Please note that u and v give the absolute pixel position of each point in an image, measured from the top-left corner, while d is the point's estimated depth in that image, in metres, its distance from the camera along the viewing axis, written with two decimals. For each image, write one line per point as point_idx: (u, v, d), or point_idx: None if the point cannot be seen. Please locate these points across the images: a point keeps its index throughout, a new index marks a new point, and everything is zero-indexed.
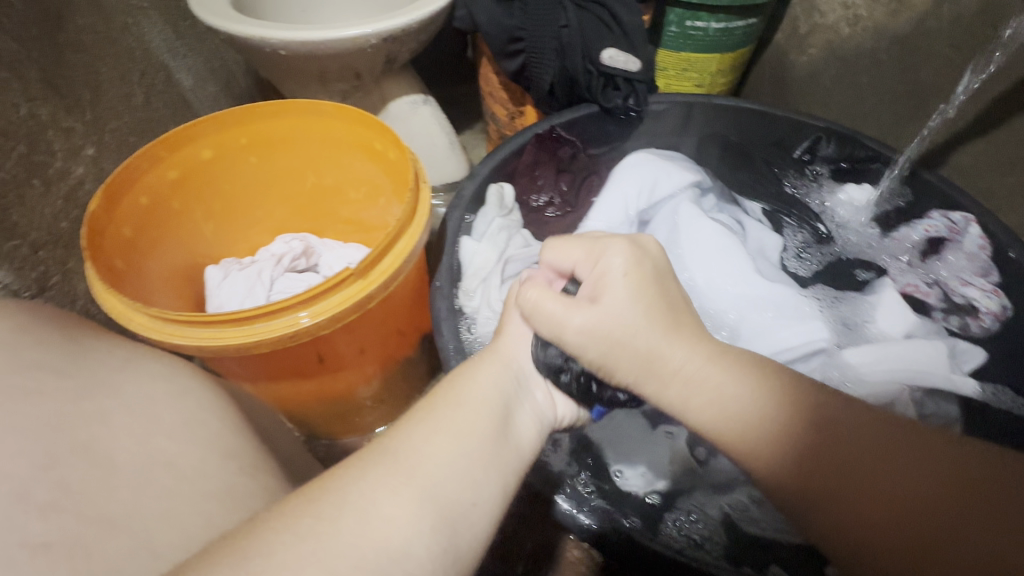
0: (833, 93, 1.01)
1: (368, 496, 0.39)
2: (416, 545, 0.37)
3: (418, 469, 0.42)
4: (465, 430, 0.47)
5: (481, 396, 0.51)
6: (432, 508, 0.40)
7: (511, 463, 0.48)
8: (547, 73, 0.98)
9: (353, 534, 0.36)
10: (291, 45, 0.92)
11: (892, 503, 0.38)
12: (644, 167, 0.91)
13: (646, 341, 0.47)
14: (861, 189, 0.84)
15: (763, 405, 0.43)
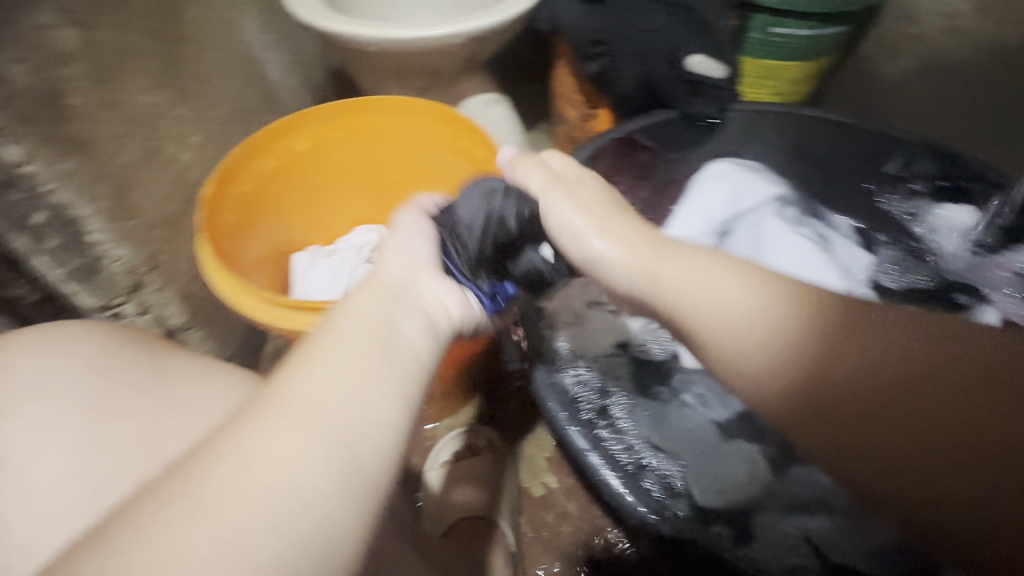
0: (921, 107, 1.07)
1: (232, 459, 0.32)
2: (310, 479, 0.32)
3: (295, 408, 0.35)
4: (343, 351, 0.39)
5: (355, 314, 0.43)
6: (328, 445, 0.34)
7: (411, 370, 0.41)
8: (628, 77, 0.95)
9: (228, 508, 0.30)
10: (379, 42, 0.94)
11: (868, 408, 0.39)
12: (731, 175, 0.84)
13: (613, 216, 0.54)
14: (962, 212, 0.82)
15: (757, 317, 0.44)
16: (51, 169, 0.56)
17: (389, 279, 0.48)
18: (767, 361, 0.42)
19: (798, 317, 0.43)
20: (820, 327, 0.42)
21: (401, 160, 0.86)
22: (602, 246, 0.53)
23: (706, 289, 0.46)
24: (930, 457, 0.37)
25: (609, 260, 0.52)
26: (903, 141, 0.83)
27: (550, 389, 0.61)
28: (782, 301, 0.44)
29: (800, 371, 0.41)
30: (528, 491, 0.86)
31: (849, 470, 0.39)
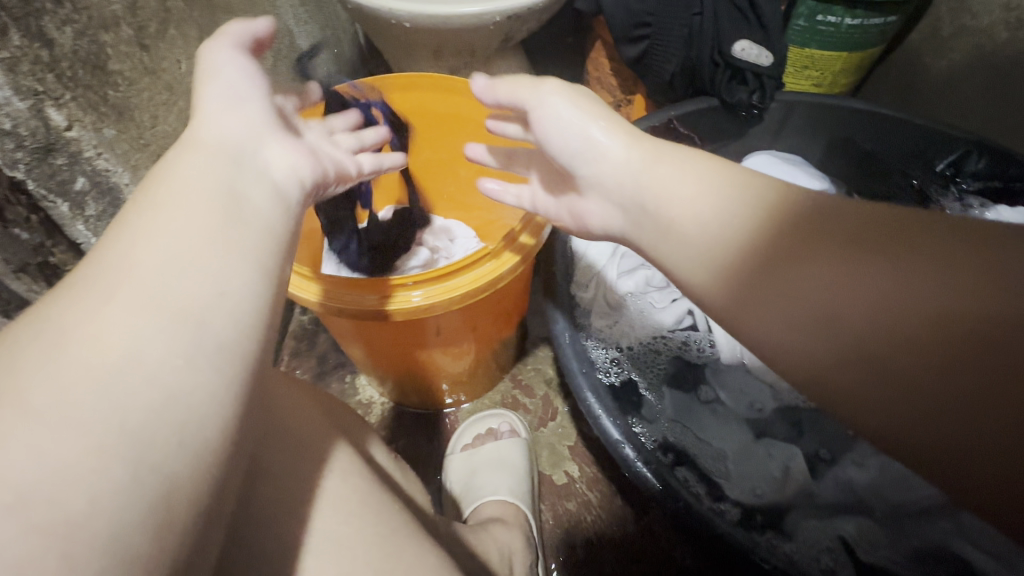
0: (975, 102, 0.99)
1: (34, 369, 0.27)
2: (151, 351, 0.29)
3: (121, 283, 0.30)
4: (165, 215, 0.33)
5: (176, 182, 0.35)
6: (162, 322, 0.29)
7: (259, 225, 0.36)
8: (670, 62, 0.93)
9: (40, 429, 0.26)
10: (415, 19, 0.92)
11: (831, 308, 0.36)
12: (771, 169, 0.82)
13: (592, 135, 0.49)
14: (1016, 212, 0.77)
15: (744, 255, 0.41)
16: (93, 134, 0.56)
17: (220, 136, 0.40)
18: (725, 265, 0.41)
19: (794, 242, 0.39)
20: (792, 240, 0.39)
21: (433, 135, 0.84)
22: (599, 147, 0.49)
23: (671, 199, 0.45)
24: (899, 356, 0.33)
25: (603, 155, 0.49)
26: (955, 138, 0.80)
27: (587, 374, 0.61)
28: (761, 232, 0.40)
29: (758, 271, 0.40)
30: (549, 477, 0.86)
31: (806, 371, 0.37)
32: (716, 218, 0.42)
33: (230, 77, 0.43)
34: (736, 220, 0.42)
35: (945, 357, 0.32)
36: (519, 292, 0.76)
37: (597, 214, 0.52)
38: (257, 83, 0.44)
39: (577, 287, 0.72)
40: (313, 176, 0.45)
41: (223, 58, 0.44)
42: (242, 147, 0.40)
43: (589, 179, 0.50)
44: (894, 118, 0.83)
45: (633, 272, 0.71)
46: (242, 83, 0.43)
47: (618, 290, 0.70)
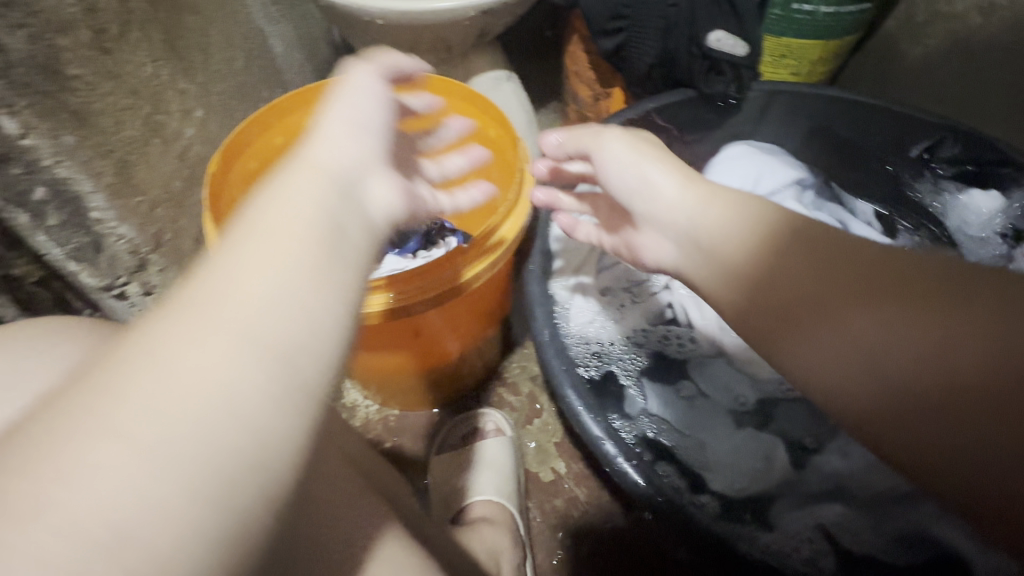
0: (951, 87, 1.00)
1: (124, 386, 0.25)
2: (242, 387, 0.26)
3: (217, 310, 0.27)
4: (258, 238, 0.30)
5: (271, 206, 0.32)
6: (251, 355, 0.26)
7: (353, 261, 0.33)
8: (647, 54, 0.92)
9: (119, 453, 0.23)
10: (389, 15, 0.91)
11: (865, 340, 0.39)
12: (747, 159, 0.81)
13: (651, 174, 0.54)
14: (988, 197, 0.78)
15: (779, 266, 0.45)
16: (52, 142, 0.54)
17: (333, 162, 0.36)
18: (761, 293, 0.45)
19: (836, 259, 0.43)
20: (836, 259, 0.43)
21: None
22: (655, 187, 0.54)
23: (713, 225, 0.49)
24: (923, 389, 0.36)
25: (663, 191, 0.53)
26: (929, 123, 0.80)
27: (568, 371, 0.60)
28: (807, 251, 0.44)
29: (794, 302, 0.43)
30: (536, 475, 0.86)
31: (840, 399, 0.40)
32: (763, 238, 0.46)
33: (357, 104, 0.40)
34: (775, 251, 0.45)
35: (964, 396, 0.35)
36: (500, 289, 0.75)
37: (652, 248, 0.56)
38: (377, 110, 0.41)
39: (557, 283, 0.71)
40: (406, 211, 0.40)
41: (361, 75, 0.43)
42: (349, 175, 0.36)
43: (643, 215, 0.55)
44: (867, 105, 0.83)
45: (611, 268, 0.74)
46: (355, 107, 0.40)
47: (598, 286, 0.72)
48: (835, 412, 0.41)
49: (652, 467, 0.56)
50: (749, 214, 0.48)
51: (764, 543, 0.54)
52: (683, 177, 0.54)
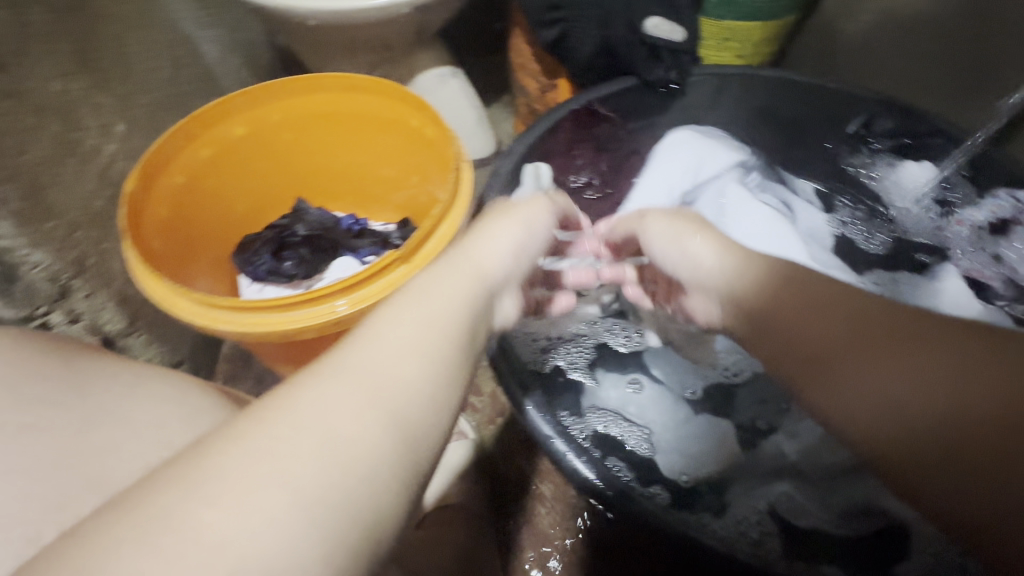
0: (889, 63, 1.01)
1: (295, 432, 0.29)
2: (380, 453, 0.30)
3: (377, 385, 0.33)
4: (409, 321, 0.39)
5: (425, 305, 0.41)
6: (385, 428, 0.31)
7: (450, 357, 0.38)
8: (586, 43, 0.90)
9: (280, 487, 0.27)
10: (320, 16, 0.88)
11: (884, 366, 0.38)
12: (689, 144, 0.80)
13: (691, 247, 0.53)
14: (921, 169, 0.78)
15: (802, 300, 0.44)
16: None
17: (488, 266, 0.48)
18: (776, 323, 0.44)
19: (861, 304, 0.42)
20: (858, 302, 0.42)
21: (354, 140, 0.80)
22: (695, 257, 0.52)
23: (739, 279, 0.48)
24: (936, 419, 0.35)
25: (705, 263, 0.51)
26: (865, 98, 0.79)
27: (513, 372, 0.59)
28: (834, 292, 0.43)
29: (812, 330, 0.42)
30: (501, 475, 0.85)
31: (869, 436, 0.37)
32: (789, 275, 0.47)
33: (511, 226, 0.52)
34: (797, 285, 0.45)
35: (979, 428, 0.33)
36: None
37: (702, 312, 0.53)
38: (545, 235, 0.55)
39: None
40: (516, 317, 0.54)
41: (540, 206, 0.55)
42: (492, 287, 0.48)
43: (685, 278, 0.53)
44: (806, 85, 0.82)
45: None
46: (518, 226, 0.52)
47: None
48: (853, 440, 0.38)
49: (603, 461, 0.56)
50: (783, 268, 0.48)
51: (718, 529, 0.53)
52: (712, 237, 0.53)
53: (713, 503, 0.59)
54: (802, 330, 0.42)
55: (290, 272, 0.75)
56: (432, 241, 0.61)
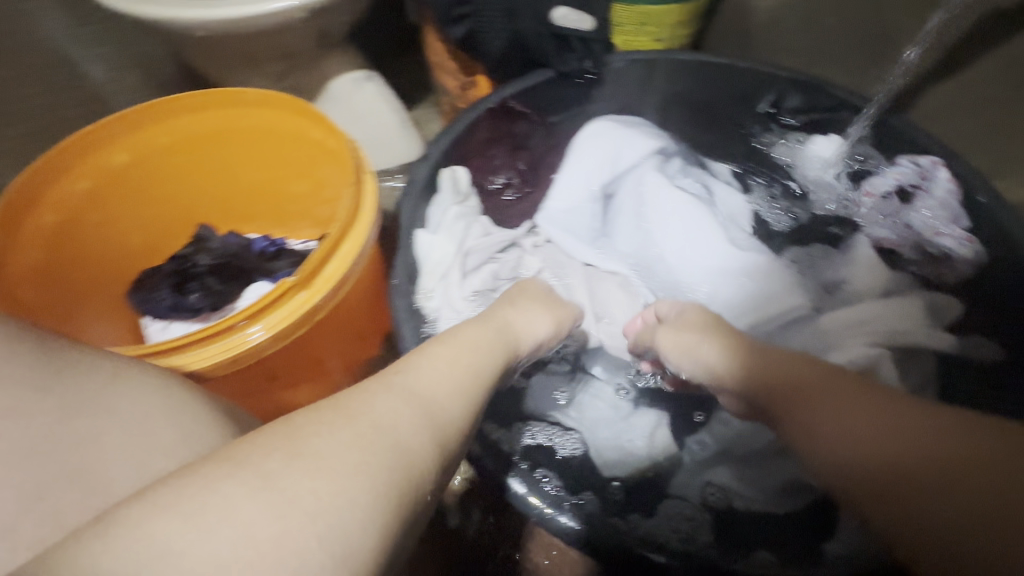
0: (797, 39, 0.99)
1: (363, 414, 0.35)
2: (416, 442, 0.35)
3: (422, 396, 0.40)
4: (442, 360, 0.45)
5: (460, 354, 0.47)
6: (428, 432, 0.37)
7: (475, 391, 0.45)
8: (495, 38, 0.87)
9: (347, 447, 0.32)
10: (206, 27, 0.81)
11: (873, 408, 0.44)
12: (604, 134, 0.78)
13: (705, 351, 0.55)
14: (828, 142, 0.80)
15: (782, 362, 0.51)
16: None
17: (521, 342, 0.56)
18: (763, 380, 0.50)
19: (830, 368, 0.49)
20: (831, 369, 0.48)
21: (254, 157, 0.76)
22: (705, 363, 0.55)
23: (731, 358, 0.53)
24: (925, 442, 0.40)
25: (719, 367, 0.54)
26: (773, 76, 0.80)
27: None
28: (809, 360, 0.50)
29: (808, 380, 0.48)
30: None
31: (839, 472, 0.43)
32: (770, 346, 0.53)
33: (540, 323, 0.59)
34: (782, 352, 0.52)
35: (947, 457, 0.39)
36: (372, 309, 0.70)
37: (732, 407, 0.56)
38: (570, 323, 0.64)
39: (421, 296, 0.70)
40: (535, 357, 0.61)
41: (570, 309, 0.64)
42: (513, 344, 0.54)
43: (700, 377, 0.56)
44: (719, 65, 0.82)
45: (478, 271, 0.73)
46: (544, 316, 0.60)
47: (465, 291, 0.71)
48: (843, 478, 0.42)
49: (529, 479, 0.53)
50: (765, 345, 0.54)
51: (650, 531, 0.53)
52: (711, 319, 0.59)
53: (648, 502, 0.60)
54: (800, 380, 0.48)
55: (195, 305, 0.70)
56: (332, 263, 0.58)
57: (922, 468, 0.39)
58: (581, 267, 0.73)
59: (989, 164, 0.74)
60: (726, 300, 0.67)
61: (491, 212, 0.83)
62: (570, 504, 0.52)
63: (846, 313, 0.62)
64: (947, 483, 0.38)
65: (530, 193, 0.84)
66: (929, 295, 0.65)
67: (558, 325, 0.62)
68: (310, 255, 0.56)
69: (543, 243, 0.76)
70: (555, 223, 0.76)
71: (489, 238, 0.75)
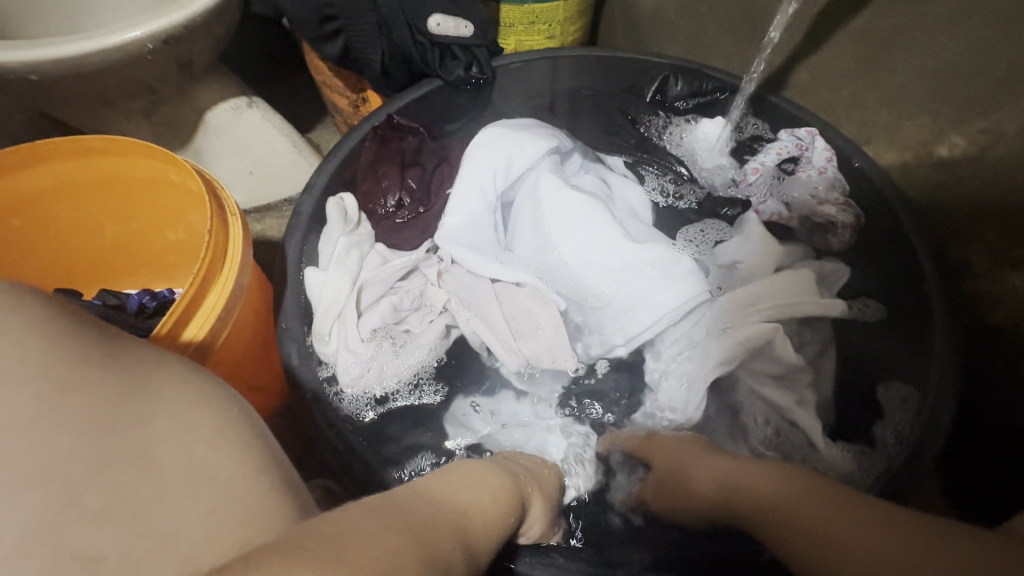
0: (679, 26, 0.96)
1: (397, 514, 0.32)
2: (446, 554, 0.31)
3: (454, 514, 0.36)
4: (467, 483, 0.42)
5: (477, 489, 0.41)
6: (457, 542, 0.33)
7: (501, 516, 0.41)
8: (374, 52, 0.83)
9: (376, 537, 0.28)
10: (39, 68, 0.74)
11: (856, 521, 0.39)
12: (495, 143, 0.77)
13: (702, 506, 0.51)
14: (714, 125, 0.82)
15: (760, 480, 0.47)
16: None
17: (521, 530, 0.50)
18: (746, 505, 0.46)
19: (809, 482, 0.44)
20: (810, 483, 0.44)
21: (114, 206, 0.70)
22: (699, 507, 0.52)
23: (717, 481, 0.50)
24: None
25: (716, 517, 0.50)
26: (654, 65, 0.83)
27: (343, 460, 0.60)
28: (786, 473, 0.46)
29: (806, 523, 0.41)
30: None
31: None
32: (747, 464, 0.49)
33: (534, 526, 0.50)
34: (772, 479, 0.46)
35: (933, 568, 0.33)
36: (261, 354, 0.65)
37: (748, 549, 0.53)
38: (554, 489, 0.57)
39: (318, 342, 0.67)
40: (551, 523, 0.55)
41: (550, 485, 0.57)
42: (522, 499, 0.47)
43: (695, 517, 0.53)
44: (604, 59, 0.85)
45: (375, 306, 0.68)
46: (542, 519, 0.51)
47: (363, 331, 0.66)
48: None
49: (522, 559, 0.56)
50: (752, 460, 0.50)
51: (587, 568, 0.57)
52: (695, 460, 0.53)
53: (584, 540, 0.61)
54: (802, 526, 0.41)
55: None
56: (197, 316, 0.55)
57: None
58: (489, 283, 0.70)
59: (857, 131, 0.76)
60: (632, 296, 0.67)
61: (385, 237, 0.80)
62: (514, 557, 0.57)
63: (740, 293, 0.63)
64: None
65: (424, 212, 0.81)
66: (815, 264, 0.68)
67: (550, 501, 0.53)
68: (174, 304, 0.53)
69: (448, 266, 0.72)
70: (454, 241, 0.73)
71: (386, 267, 0.71)
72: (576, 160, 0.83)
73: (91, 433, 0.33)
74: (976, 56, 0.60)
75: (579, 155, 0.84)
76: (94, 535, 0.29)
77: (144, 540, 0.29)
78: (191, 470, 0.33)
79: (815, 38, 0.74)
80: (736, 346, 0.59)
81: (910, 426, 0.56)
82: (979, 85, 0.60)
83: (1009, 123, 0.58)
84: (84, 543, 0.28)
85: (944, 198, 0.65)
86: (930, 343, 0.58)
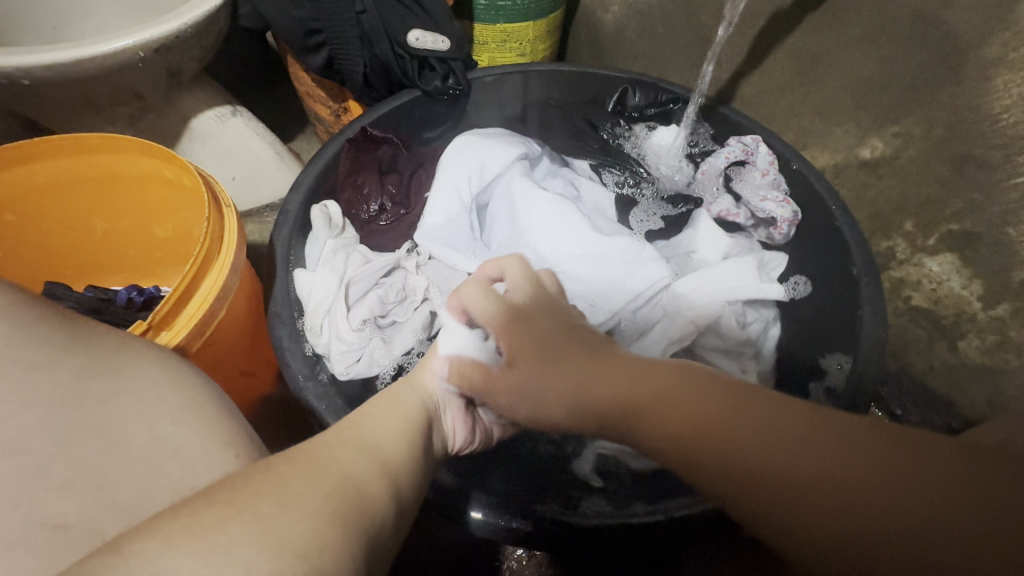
0: (639, 45, 1.05)
1: (321, 458, 0.34)
2: (369, 489, 0.33)
3: (374, 444, 0.38)
4: (393, 415, 0.44)
5: (393, 416, 0.44)
6: (379, 473, 0.36)
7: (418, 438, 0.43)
8: (356, 64, 0.88)
9: (295, 480, 0.31)
10: (33, 72, 0.77)
11: (803, 435, 0.37)
12: (467, 150, 0.84)
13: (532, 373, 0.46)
14: (668, 133, 0.90)
15: (669, 388, 0.42)
16: None
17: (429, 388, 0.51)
18: (651, 412, 0.42)
19: (729, 390, 0.41)
20: (728, 393, 0.41)
21: (105, 202, 0.74)
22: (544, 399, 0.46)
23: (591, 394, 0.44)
24: (898, 501, 0.33)
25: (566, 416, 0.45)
26: (614, 79, 0.91)
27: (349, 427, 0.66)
28: (694, 379, 0.43)
29: (737, 437, 0.38)
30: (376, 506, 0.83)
31: (773, 515, 0.36)
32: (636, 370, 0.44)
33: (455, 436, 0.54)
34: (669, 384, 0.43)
35: (895, 488, 0.34)
36: (251, 342, 0.69)
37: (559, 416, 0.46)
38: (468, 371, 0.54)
39: (310, 334, 0.70)
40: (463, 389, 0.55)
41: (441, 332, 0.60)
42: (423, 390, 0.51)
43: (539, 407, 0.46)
44: (572, 72, 0.92)
45: (363, 300, 0.73)
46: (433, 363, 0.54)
47: (353, 321, 0.71)
48: (786, 517, 0.35)
49: (490, 507, 0.58)
50: (637, 361, 0.46)
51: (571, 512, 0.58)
52: (573, 360, 0.46)
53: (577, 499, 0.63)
54: (768, 466, 0.37)
55: None
56: (195, 299, 0.59)
57: (875, 501, 0.34)
58: (465, 276, 0.76)
59: (796, 139, 0.84)
60: (600, 286, 0.73)
61: (371, 240, 0.85)
62: (504, 502, 0.59)
63: (692, 281, 0.70)
64: (907, 516, 0.33)
65: (406, 214, 0.87)
66: (758, 254, 0.75)
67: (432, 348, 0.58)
68: (171, 292, 0.56)
69: (426, 260, 0.77)
70: (433, 239, 0.79)
71: (369, 266, 0.75)
72: (535, 151, 0.88)
73: (58, 411, 0.37)
74: (888, 71, 0.69)
75: (537, 154, 0.89)
76: (58, 505, 0.32)
77: (107, 511, 0.33)
78: (154, 447, 0.37)
79: (757, 57, 0.84)
80: (689, 323, 0.66)
81: (846, 380, 0.64)
82: (891, 95, 0.69)
83: (916, 127, 0.67)
84: (54, 512, 0.32)
85: (869, 195, 0.74)
86: (860, 320, 0.65)
